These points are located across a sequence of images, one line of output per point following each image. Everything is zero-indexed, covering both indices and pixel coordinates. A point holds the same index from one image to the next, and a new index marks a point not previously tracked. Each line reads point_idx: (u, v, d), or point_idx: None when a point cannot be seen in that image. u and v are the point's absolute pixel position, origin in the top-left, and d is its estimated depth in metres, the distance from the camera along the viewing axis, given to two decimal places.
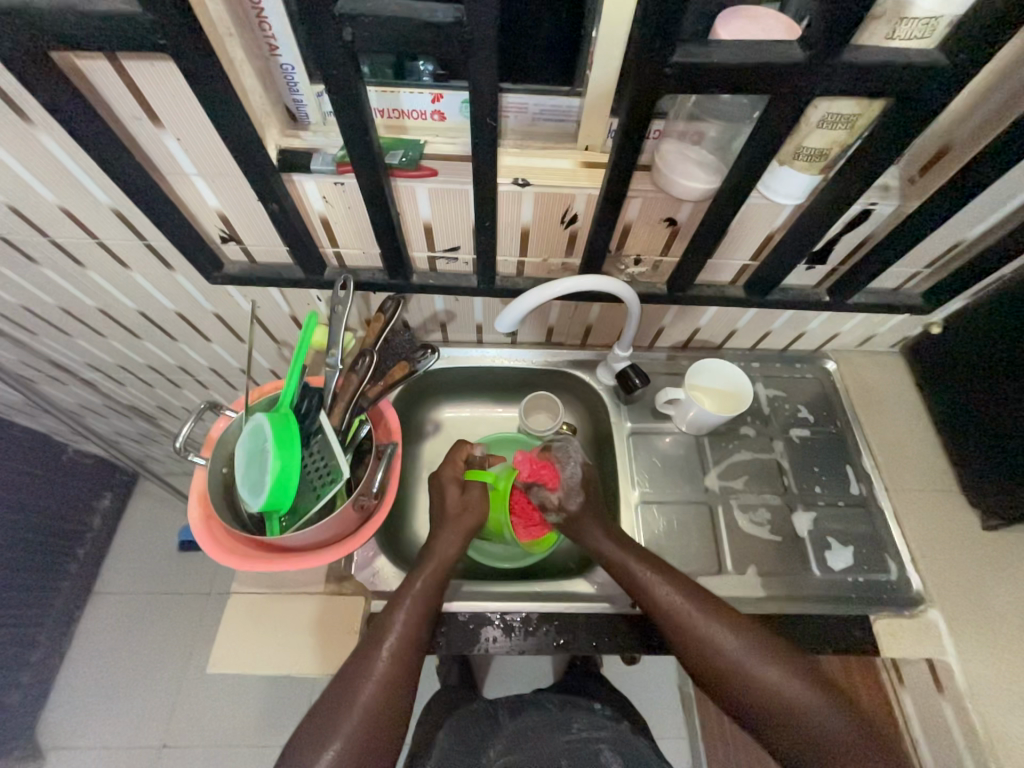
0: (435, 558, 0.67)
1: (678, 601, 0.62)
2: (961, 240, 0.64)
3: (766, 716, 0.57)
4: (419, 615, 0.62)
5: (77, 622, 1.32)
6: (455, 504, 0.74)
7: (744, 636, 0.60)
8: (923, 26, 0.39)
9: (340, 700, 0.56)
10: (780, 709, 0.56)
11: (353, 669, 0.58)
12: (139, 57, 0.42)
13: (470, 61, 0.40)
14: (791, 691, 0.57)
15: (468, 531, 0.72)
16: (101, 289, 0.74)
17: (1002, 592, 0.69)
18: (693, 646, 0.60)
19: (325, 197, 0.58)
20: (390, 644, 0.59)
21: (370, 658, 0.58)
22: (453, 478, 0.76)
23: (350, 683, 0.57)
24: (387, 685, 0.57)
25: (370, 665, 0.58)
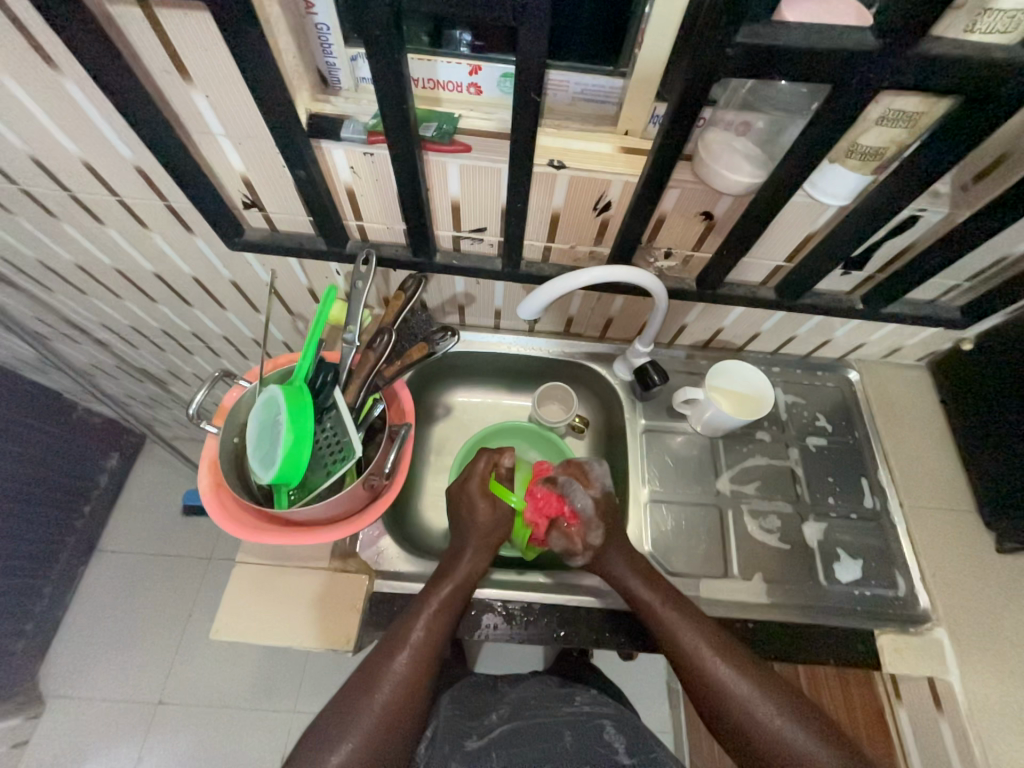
0: (458, 568, 0.66)
1: (684, 628, 0.62)
2: (1008, 256, 0.61)
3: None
4: (438, 625, 0.61)
5: (80, 577, 1.34)
6: (487, 521, 0.70)
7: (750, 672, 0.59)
8: (1006, 19, 0.36)
9: (356, 699, 0.56)
10: (784, 754, 0.55)
11: (370, 671, 0.58)
12: (174, 6, 0.40)
13: (519, 29, 0.38)
14: (795, 734, 0.55)
15: (494, 548, 0.70)
16: (119, 248, 0.73)
17: (1012, 616, 0.68)
18: (698, 675, 0.60)
19: (353, 167, 0.56)
20: (409, 652, 0.59)
21: (388, 662, 0.58)
22: (481, 492, 0.72)
23: (366, 685, 0.57)
24: (404, 692, 0.57)
25: (387, 669, 0.58)
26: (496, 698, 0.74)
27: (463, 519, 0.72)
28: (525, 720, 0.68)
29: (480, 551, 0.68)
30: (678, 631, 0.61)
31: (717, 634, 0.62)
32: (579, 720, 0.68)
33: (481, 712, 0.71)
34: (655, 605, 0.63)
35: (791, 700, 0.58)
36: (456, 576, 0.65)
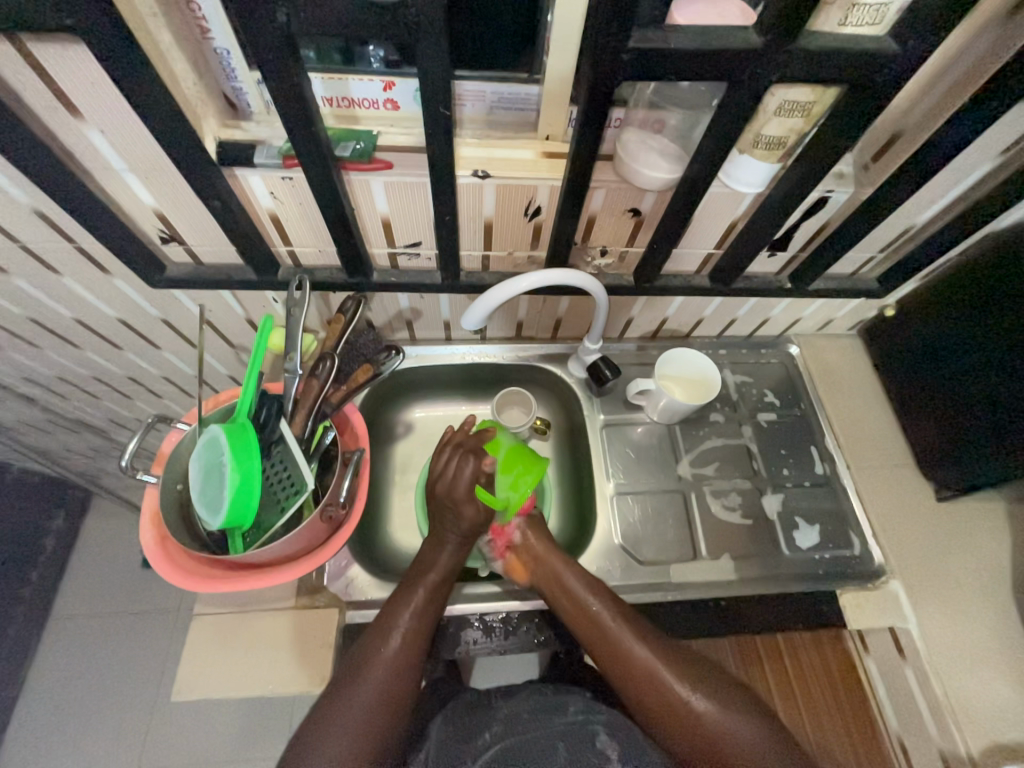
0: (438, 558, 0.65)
1: (638, 648, 0.60)
2: (912, 226, 0.66)
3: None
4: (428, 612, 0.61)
5: (32, 652, 1.24)
6: (472, 526, 0.67)
7: (707, 687, 0.58)
8: (872, 13, 0.39)
9: (337, 707, 0.54)
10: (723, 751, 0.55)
11: (350, 675, 0.56)
12: (48, 40, 0.38)
13: (419, 44, 0.37)
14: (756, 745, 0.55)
15: (476, 542, 0.69)
16: (30, 297, 0.68)
17: (956, 558, 0.73)
18: (652, 697, 0.58)
19: (274, 193, 0.55)
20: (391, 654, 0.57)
21: (369, 663, 0.57)
22: (466, 497, 0.68)
23: (347, 696, 0.55)
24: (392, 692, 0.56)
25: (369, 672, 0.56)
26: (488, 715, 0.71)
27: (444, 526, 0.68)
28: (519, 736, 0.66)
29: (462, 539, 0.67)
30: (633, 650, 0.60)
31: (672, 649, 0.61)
32: (571, 728, 0.66)
33: (474, 733, 0.69)
34: (607, 623, 0.61)
35: (734, 700, 0.58)
36: (439, 563, 0.65)
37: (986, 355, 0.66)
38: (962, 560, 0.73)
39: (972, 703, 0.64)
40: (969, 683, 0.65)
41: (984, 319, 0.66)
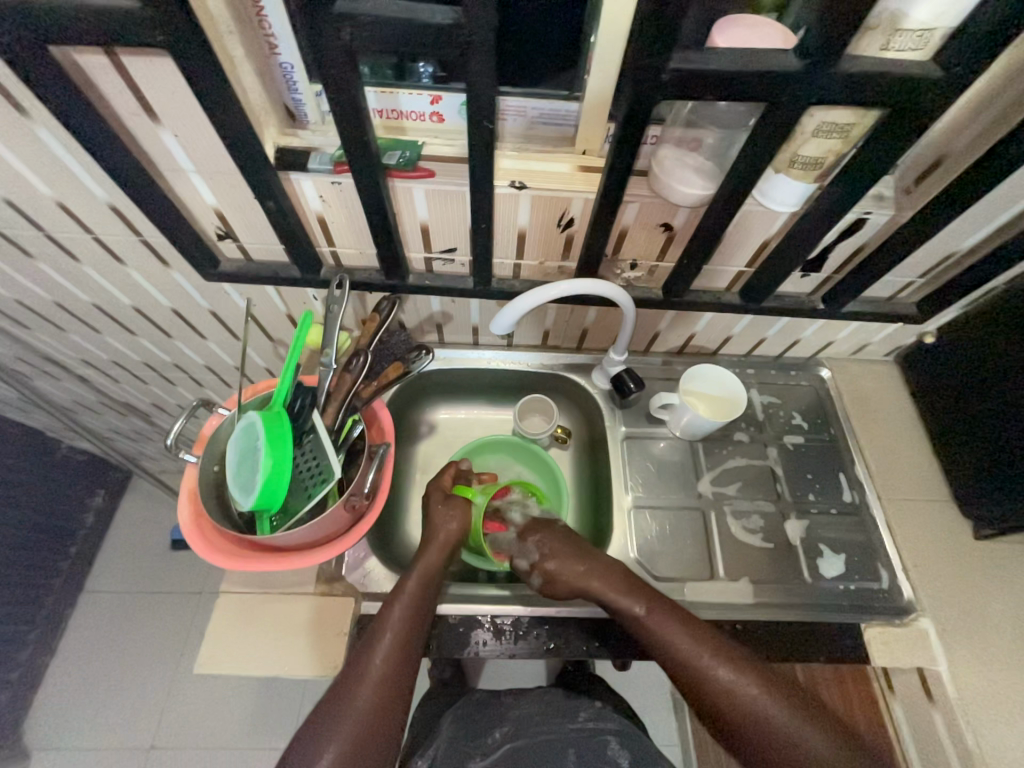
0: (423, 558, 0.66)
1: (702, 659, 0.59)
2: (953, 252, 0.64)
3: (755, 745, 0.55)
4: (409, 626, 0.60)
5: (66, 621, 1.31)
6: (438, 518, 0.70)
7: (775, 692, 0.57)
8: (917, 37, 0.40)
9: (338, 703, 0.56)
10: (756, 725, 0.55)
11: (349, 672, 0.58)
12: (139, 53, 0.42)
13: (469, 62, 0.40)
14: (829, 754, 0.53)
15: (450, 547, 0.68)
16: (96, 285, 0.73)
17: (993, 602, 0.69)
18: (724, 708, 0.57)
19: (323, 196, 0.58)
20: (382, 647, 0.59)
21: (363, 663, 0.58)
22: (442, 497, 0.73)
23: (346, 689, 0.57)
24: (385, 685, 0.57)
25: (365, 668, 0.58)
26: (499, 713, 0.72)
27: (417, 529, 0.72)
28: (530, 737, 0.67)
29: (441, 542, 0.68)
30: (695, 658, 0.59)
31: (732, 654, 0.60)
32: (583, 737, 0.67)
33: (484, 731, 0.70)
34: (665, 630, 0.61)
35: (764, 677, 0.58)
36: (425, 559, 0.66)
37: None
38: (1001, 604, 0.69)
39: (1009, 759, 0.60)
40: (1007, 735, 0.61)
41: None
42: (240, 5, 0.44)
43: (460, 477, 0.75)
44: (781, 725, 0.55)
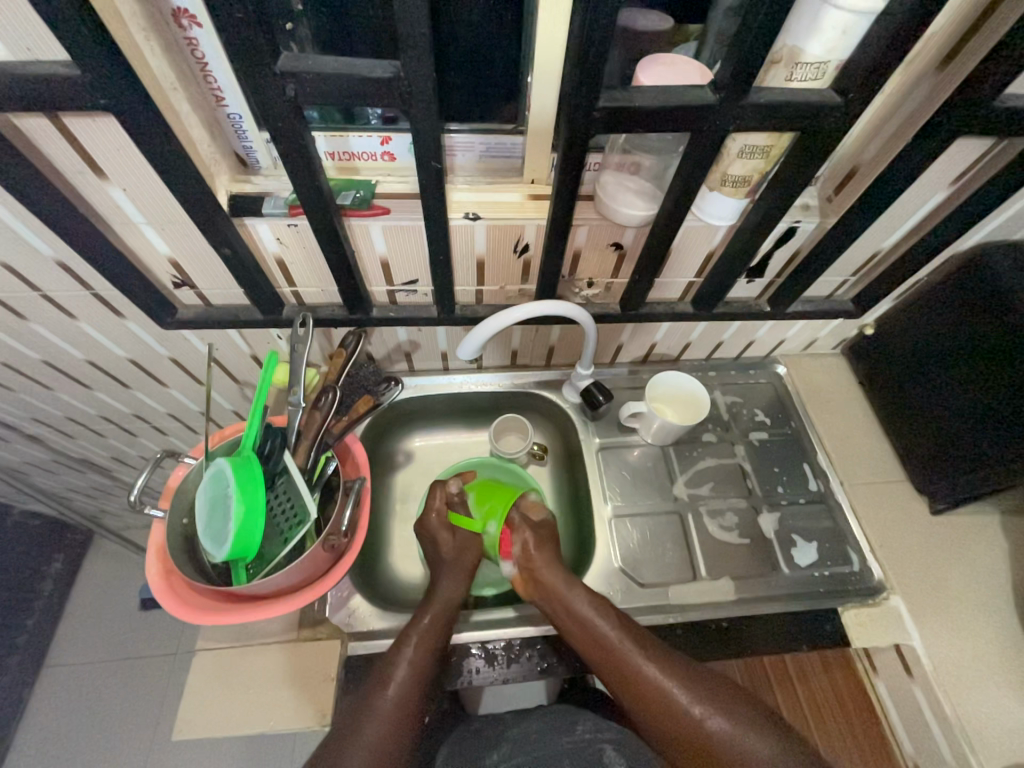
0: (446, 586, 0.67)
1: (626, 651, 0.60)
2: (878, 250, 0.70)
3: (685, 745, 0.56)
4: (427, 653, 0.60)
5: (26, 700, 1.21)
6: (448, 550, 0.72)
7: (692, 683, 0.58)
8: (814, 69, 0.44)
9: (343, 741, 0.54)
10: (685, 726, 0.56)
11: (358, 710, 0.57)
12: (82, 115, 0.43)
13: (412, 109, 0.42)
14: (737, 738, 0.55)
15: (467, 572, 0.70)
16: (46, 341, 0.71)
17: (954, 573, 0.73)
18: (639, 698, 0.58)
19: (280, 239, 0.59)
20: (396, 680, 0.58)
21: (374, 697, 0.57)
22: (440, 524, 0.73)
23: (353, 727, 0.55)
24: (399, 720, 0.56)
25: (376, 704, 0.56)
26: (496, 738, 0.72)
27: (430, 556, 0.72)
28: (527, 756, 0.67)
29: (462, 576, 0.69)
30: (620, 647, 0.60)
31: (655, 647, 0.61)
32: (580, 747, 0.67)
33: (483, 754, 0.69)
34: (596, 623, 0.62)
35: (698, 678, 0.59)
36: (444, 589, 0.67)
37: (968, 368, 0.69)
38: (961, 574, 0.73)
39: (985, 724, 0.63)
40: (980, 699, 0.65)
41: (964, 324, 0.69)
42: (183, 63, 0.45)
43: (449, 503, 0.75)
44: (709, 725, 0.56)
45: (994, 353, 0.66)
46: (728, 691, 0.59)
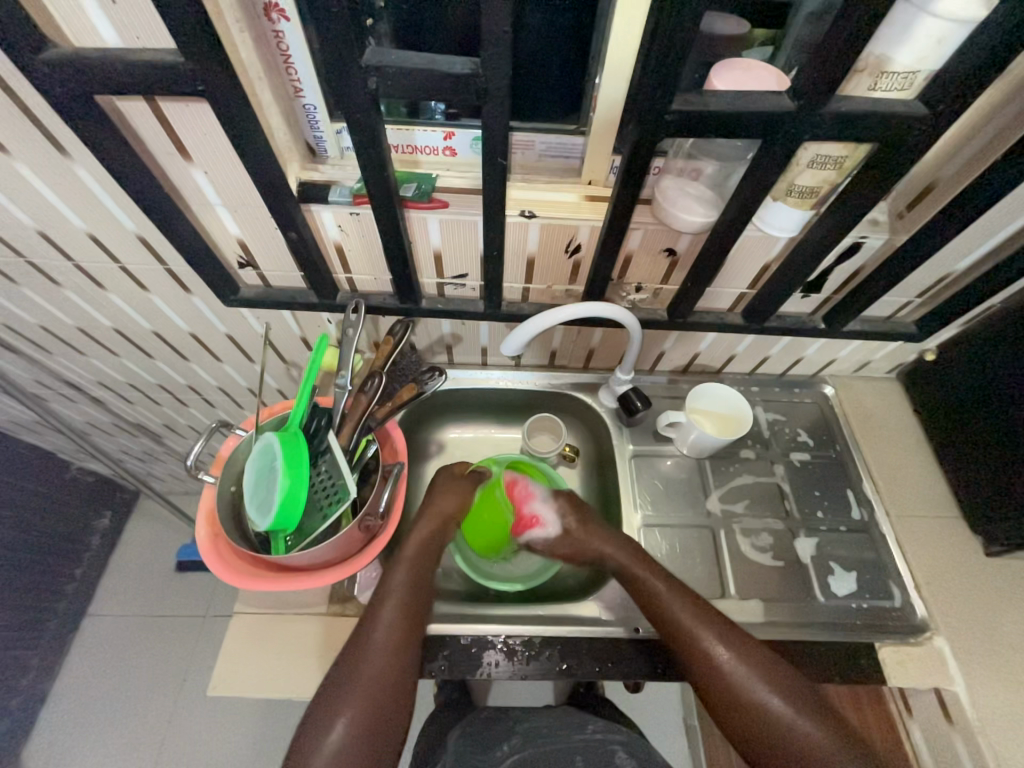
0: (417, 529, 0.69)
1: (696, 630, 0.60)
2: (950, 272, 0.66)
3: (766, 742, 0.55)
4: (408, 599, 0.61)
5: (69, 643, 1.30)
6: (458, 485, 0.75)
7: (762, 668, 0.58)
8: (901, 79, 0.43)
9: (346, 673, 0.56)
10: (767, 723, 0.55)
11: (354, 643, 0.58)
12: (177, 100, 0.45)
13: (484, 106, 0.43)
14: (803, 726, 0.54)
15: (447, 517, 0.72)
16: (119, 310, 0.76)
17: (1009, 621, 0.69)
18: (708, 679, 0.58)
19: (341, 226, 0.61)
20: (386, 618, 0.59)
21: (367, 633, 0.58)
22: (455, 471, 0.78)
23: (351, 661, 0.57)
24: (389, 653, 0.57)
25: (367, 639, 0.58)
26: (507, 728, 0.71)
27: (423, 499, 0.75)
28: (538, 747, 0.67)
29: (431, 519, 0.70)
30: (695, 628, 0.60)
31: (728, 629, 0.61)
32: (589, 746, 0.67)
33: (492, 743, 0.69)
34: (672, 602, 0.62)
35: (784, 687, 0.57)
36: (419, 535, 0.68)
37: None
38: (1017, 622, 0.69)
39: None
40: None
41: None
42: (269, 52, 0.47)
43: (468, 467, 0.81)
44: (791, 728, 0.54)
45: None
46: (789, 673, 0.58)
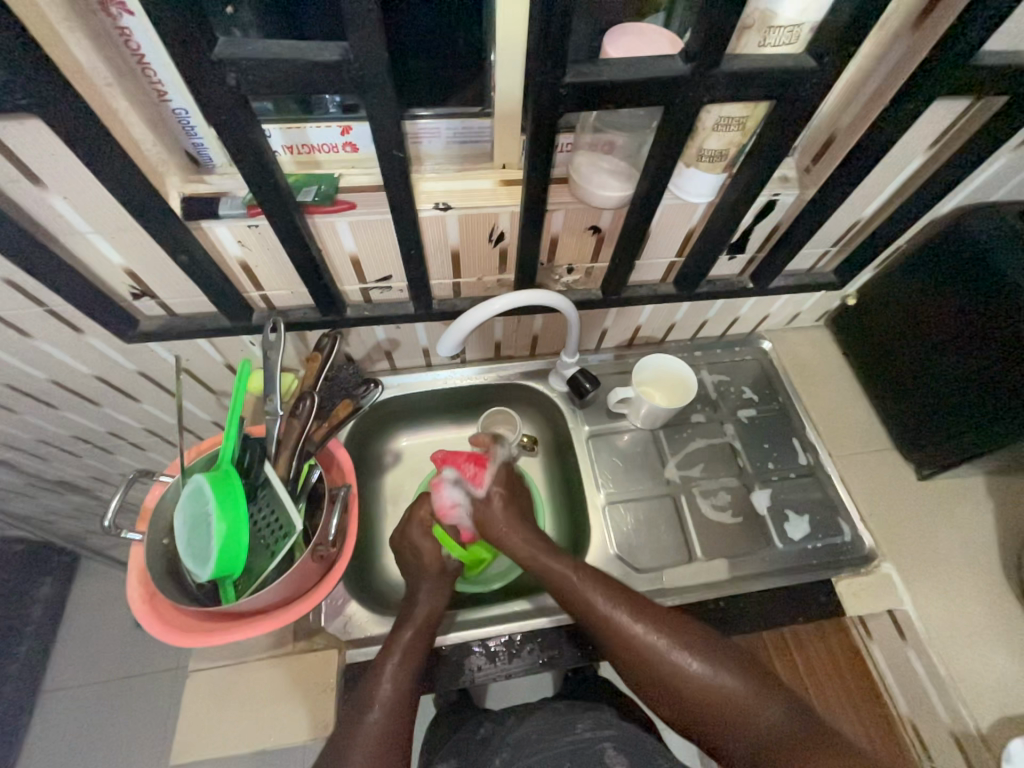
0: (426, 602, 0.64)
1: (618, 618, 0.60)
2: (859, 219, 0.69)
3: (697, 709, 0.57)
4: (408, 678, 0.58)
5: (23, 728, 1.19)
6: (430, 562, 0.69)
7: (691, 646, 0.59)
8: (788, 33, 0.43)
9: (335, 762, 0.53)
10: (694, 691, 0.57)
11: (343, 734, 0.55)
12: (7, 118, 0.39)
13: (367, 95, 0.39)
14: (735, 690, 0.57)
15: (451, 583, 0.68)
16: (2, 363, 0.67)
17: (944, 536, 0.75)
18: (642, 664, 0.59)
19: (241, 241, 0.56)
20: (379, 701, 0.56)
21: (360, 718, 0.55)
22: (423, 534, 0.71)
23: (341, 750, 0.53)
24: (380, 741, 0.54)
25: (358, 728, 0.55)
26: (495, 745, 0.71)
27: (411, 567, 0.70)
28: (527, 759, 0.66)
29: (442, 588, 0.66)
30: (618, 624, 0.60)
31: (647, 610, 0.62)
32: (580, 747, 0.67)
33: (485, 761, 0.69)
34: (592, 598, 0.62)
35: (708, 651, 0.59)
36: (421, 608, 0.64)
37: (949, 365, 0.70)
38: (950, 536, 0.74)
39: (977, 683, 0.64)
40: (970, 659, 0.66)
41: (944, 286, 0.69)
42: (116, 54, 0.41)
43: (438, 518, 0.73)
44: (719, 688, 0.57)
45: (970, 316, 0.66)
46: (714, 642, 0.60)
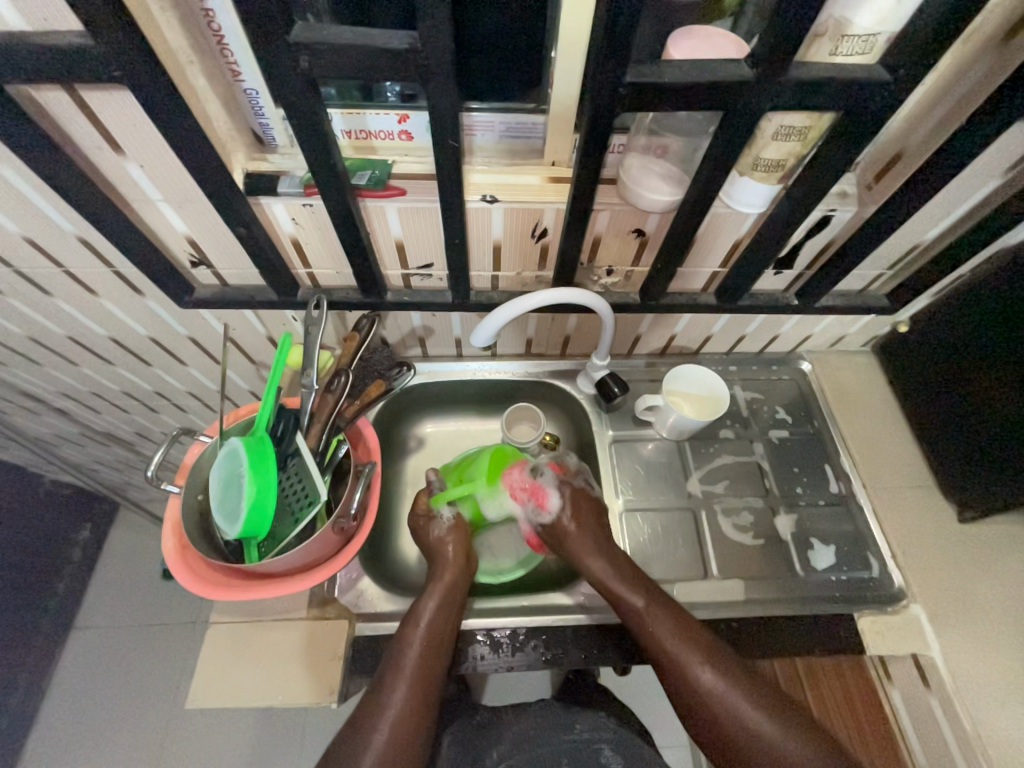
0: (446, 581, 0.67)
1: (655, 624, 0.61)
2: (920, 242, 0.66)
3: (726, 741, 0.56)
4: (433, 657, 0.60)
5: (55, 660, 1.28)
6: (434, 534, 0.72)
7: (725, 672, 0.59)
8: (862, 43, 0.41)
9: (362, 726, 0.56)
10: (725, 719, 0.56)
11: (372, 694, 0.58)
12: (99, 89, 0.42)
13: (428, 84, 0.40)
14: (767, 730, 0.55)
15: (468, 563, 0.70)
16: (70, 317, 0.72)
17: (981, 585, 0.70)
18: (678, 684, 0.59)
19: (295, 219, 0.58)
20: (406, 676, 0.58)
21: (387, 691, 0.57)
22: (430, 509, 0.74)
23: (369, 716, 0.56)
24: (407, 716, 0.56)
25: (386, 696, 0.57)
26: (500, 731, 0.72)
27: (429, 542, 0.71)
28: (526, 753, 0.67)
29: (459, 564, 0.68)
30: (654, 629, 0.61)
31: (690, 627, 0.62)
32: (578, 748, 0.67)
33: (484, 749, 0.69)
34: (633, 601, 0.63)
35: (744, 681, 0.58)
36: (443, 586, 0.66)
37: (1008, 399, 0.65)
38: (989, 586, 0.70)
39: (1005, 743, 0.61)
40: (1000, 717, 0.62)
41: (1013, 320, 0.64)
42: (199, 34, 0.44)
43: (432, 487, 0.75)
44: (747, 723, 0.56)
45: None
46: (768, 689, 0.58)
